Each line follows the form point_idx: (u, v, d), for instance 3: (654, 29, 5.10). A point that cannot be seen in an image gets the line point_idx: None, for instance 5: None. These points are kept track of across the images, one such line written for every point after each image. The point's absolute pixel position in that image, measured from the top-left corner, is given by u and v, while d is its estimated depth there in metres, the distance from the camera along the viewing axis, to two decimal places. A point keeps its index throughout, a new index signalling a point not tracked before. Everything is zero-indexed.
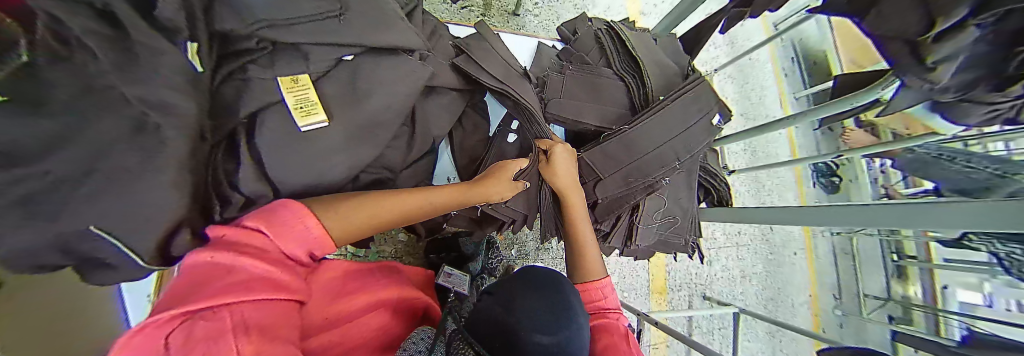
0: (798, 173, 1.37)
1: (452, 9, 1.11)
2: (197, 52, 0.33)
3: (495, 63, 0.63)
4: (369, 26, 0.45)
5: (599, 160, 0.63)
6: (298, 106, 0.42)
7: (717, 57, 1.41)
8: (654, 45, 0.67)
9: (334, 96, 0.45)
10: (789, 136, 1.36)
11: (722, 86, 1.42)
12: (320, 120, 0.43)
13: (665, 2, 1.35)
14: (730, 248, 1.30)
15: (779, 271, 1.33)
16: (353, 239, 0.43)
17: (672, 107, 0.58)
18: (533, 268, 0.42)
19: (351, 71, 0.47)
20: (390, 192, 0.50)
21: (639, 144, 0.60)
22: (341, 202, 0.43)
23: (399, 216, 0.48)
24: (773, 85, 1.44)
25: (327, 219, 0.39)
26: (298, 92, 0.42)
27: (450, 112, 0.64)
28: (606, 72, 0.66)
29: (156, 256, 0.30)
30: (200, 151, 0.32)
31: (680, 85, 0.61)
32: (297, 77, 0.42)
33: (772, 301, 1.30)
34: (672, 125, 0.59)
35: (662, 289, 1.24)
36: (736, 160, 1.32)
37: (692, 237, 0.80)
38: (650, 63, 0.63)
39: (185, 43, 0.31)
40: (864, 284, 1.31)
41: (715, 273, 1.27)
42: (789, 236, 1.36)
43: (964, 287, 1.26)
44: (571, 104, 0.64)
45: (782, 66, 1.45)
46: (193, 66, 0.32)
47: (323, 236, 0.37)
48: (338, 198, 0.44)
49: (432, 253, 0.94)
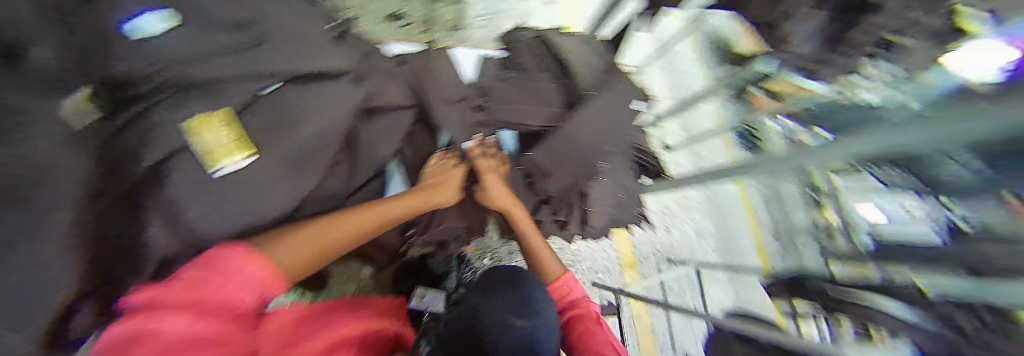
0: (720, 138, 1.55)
1: (389, 27, 1.13)
2: (87, 96, 0.32)
3: (436, 77, 0.63)
4: (289, 57, 0.47)
5: (546, 158, 0.67)
6: (210, 148, 0.40)
7: (645, 49, 1.57)
8: (584, 47, 0.72)
9: (256, 132, 0.45)
10: (714, 110, 1.55)
11: (652, 75, 1.58)
12: (243, 158, 0.43)
13: (594, 4, 1.49)
14: (684, 213, 1.44)
15: (729, 225, 1.50)
16: (309, 266, 0.44)
17: (600, 101, 0.63)
18: (497, 277, 0.58)
19: (276, 105, 0.48)
20: (347, 212, 0.50)
21: (578, 138, 0.64)
22: (285, 236, 0.43)
23: (350, 239, 0.49)
24: (695, 68, 1.63)
25: (270, 257, 0.39)
26: (212, 132, 0.41)
27: (395, 131, 0.63)
28: (543, 76, 0.69)
29: (45, 338, 0.26)
30: (94, 210, 0.30)
31: (606, 80, 0.66)
32: (213, 114, 0.41)
33: (728, 252, 1.46)
34: (602, 117, 0.64)
35: (632, 263, 1.34)
36: (673, 136, 1.50)
37: (639, 211, 0.85)
38: (579, 63, 0.67)
39: (76, 88, 0.30)
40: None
41: (676, 238, 1.40)
42: (730, 194, 1.55)
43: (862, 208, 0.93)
44: (514, 109, 0.67)
45: (700, 52, 1.65)
46: (75, 99, 0.30)
47: (270, 274, 0.39)
48: (288, 233, 0.44)
49: (399, 281, 0.89)
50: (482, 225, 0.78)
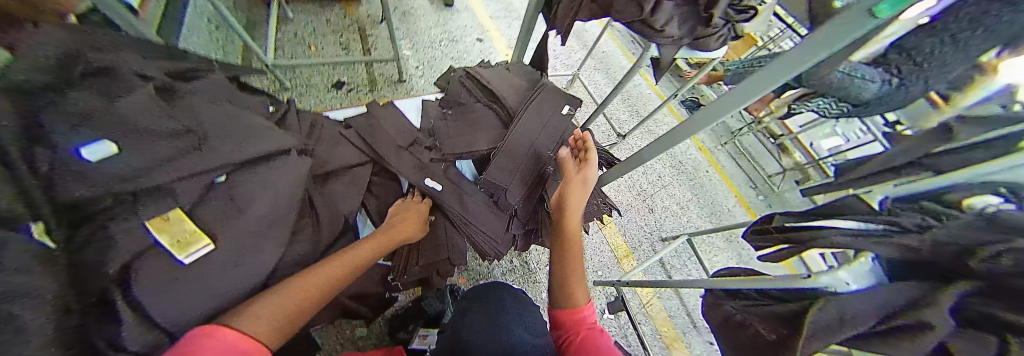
0: (671, 110, 1.80)
1: (339, 95, 1.37)
2: (45, 230, 0.33)
3: (380, 135, 0.74)
4: (237, 147, 0.54)
5: (497, 175, 0.69)
6: (174, 242, 0.44)
7: (577, 57, 1.75)
8: (506, 73, 0.83)
9: (214, 221, 0.49)
10: (656, 91, 1.82)
11: (591, 77, 1.74)
12: (203, 245, 0.46)
13: (511, 37, 1.77)
14: (660, 192, 1.53)
15: (705, 191, 1.59)
16: (283, 333, 0.39)
17: (527, 115, 0.71)
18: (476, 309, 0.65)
19: (228, 191, 0.52)
20: (304, 273, 0.47)
21: (518, 150, 0.70)
22: (241, 309, 0.39)
23: (319, 295, 0.46)
24: (626, 62, 1.82)
25: (249, 326, 0.35)
26: (173, 229, 0.44)
27: (355, 187, 0.70)
28: (478, 106, 0.78)
29: None
30: (78, 323, 0.32)
31: (530, 95, 0.76)
32: (167, 215, 0.45)
33: (714, 215, 1.53)
34: (533, 127, 0.71)
35: (626, 252, 1.36)
36: (625, 124, 1.66)
37: (600, 202, 0.89)
38: (501, 88, 0.78)
39: (29, 226, 0.32)
40: (764, 167, 1.62)
41: (661, 217, 1.46)
42: (697, 163, 1.66)
43: (826, 137, 1.22)
44: (462, 141, 0.72)
45: (626, 49, 1.86)
46: (43, 243, 0.32)
47: (253, 343, 0.33)
48: (238, 309, 0.39)
49: (397, 330, 0.91)
50: (461, 256, 0.76)
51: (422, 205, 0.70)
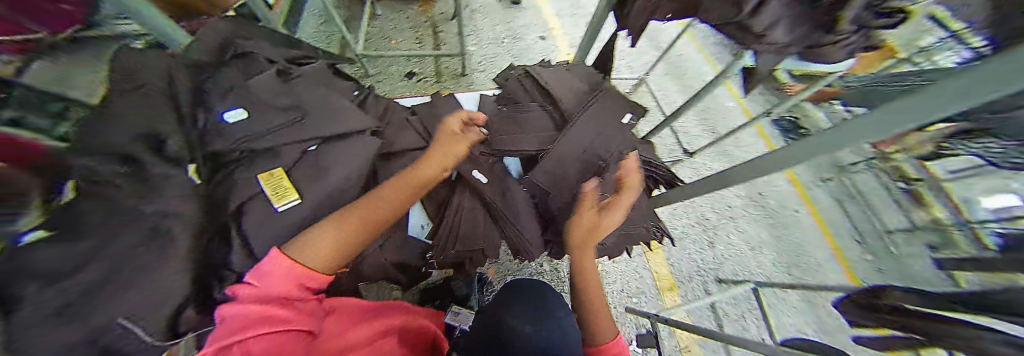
0: (758, 130, 1.53)
1: (409, 84, 1.52)
2: (195, 170, 0.52)
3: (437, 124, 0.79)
4: (322, 122, 0.65)
5: (545, 179, 0.67)
6: (274, 193, 0.56)
7: (647, 61, 1.61)
8: (566, 74, 0.81)
9: (303, 179, 0.60)
10: (742, 107, 1.56)
11: (661, 83, 1.58)
12: (293, 199, 0.57)
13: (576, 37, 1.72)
14: (726, 225, 1.31)
15: (789, 235, 1.32)
16: (336, 263, 0.45)
17: (583, 118, 0.68)
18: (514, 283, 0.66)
19: (314, 157, 0.62)
20: (353, 204, 0.50)
21: (568, 155, 0.67)
22: (304, 233, 0.45)
23: (362, 229, 0.47)
24: (706, 69, 1.61)
25: (304, 257, 0.41)
26: (274, 182, 0.57)
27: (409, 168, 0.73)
28: (532, 106, 0.77)
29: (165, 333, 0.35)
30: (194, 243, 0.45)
31: (587, 99, 0.72)
32: (272, 171, 0.58)
33: (794, 266, 1.26)
34: (587, 132, 0.68)
35: (672, 285, 1.21)
36: (694, 141, 1.47)
37: (652, 224, 0.81)
38: (559, 89, 0.76)
39: (186, 166, 0.51)
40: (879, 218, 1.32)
41: (722, 254, 1.26)
42: (783, 198, 1.39)
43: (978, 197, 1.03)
44: (509, 138, 0.71)
45: (710, 55, 1.63)
46: (191, 179, 0.50)
47: (308, 272, 0.40)
48: (309, 231, 0.46)
49: (426, 302, 0.99)
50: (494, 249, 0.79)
51: (476, 134, 0.66)
